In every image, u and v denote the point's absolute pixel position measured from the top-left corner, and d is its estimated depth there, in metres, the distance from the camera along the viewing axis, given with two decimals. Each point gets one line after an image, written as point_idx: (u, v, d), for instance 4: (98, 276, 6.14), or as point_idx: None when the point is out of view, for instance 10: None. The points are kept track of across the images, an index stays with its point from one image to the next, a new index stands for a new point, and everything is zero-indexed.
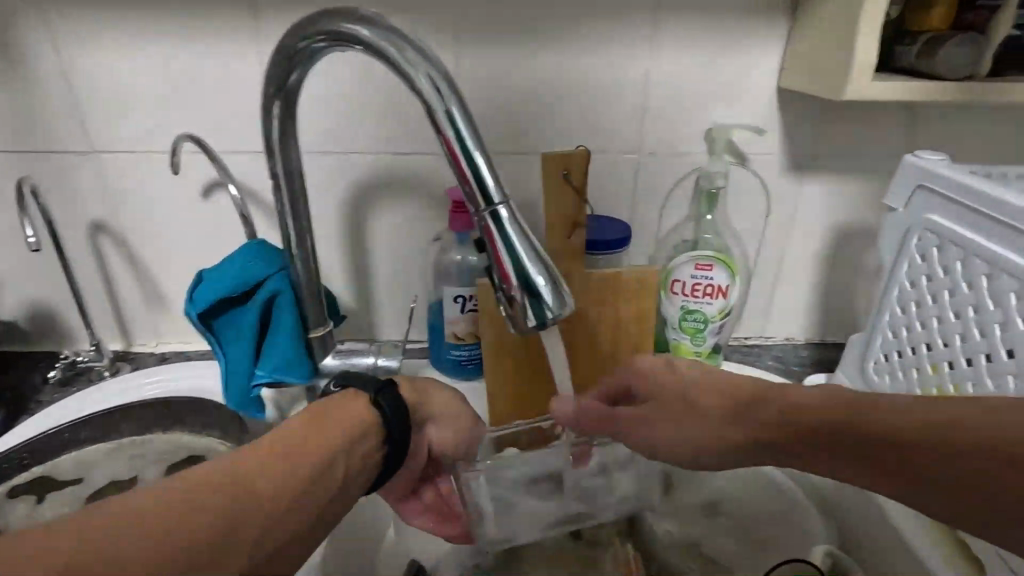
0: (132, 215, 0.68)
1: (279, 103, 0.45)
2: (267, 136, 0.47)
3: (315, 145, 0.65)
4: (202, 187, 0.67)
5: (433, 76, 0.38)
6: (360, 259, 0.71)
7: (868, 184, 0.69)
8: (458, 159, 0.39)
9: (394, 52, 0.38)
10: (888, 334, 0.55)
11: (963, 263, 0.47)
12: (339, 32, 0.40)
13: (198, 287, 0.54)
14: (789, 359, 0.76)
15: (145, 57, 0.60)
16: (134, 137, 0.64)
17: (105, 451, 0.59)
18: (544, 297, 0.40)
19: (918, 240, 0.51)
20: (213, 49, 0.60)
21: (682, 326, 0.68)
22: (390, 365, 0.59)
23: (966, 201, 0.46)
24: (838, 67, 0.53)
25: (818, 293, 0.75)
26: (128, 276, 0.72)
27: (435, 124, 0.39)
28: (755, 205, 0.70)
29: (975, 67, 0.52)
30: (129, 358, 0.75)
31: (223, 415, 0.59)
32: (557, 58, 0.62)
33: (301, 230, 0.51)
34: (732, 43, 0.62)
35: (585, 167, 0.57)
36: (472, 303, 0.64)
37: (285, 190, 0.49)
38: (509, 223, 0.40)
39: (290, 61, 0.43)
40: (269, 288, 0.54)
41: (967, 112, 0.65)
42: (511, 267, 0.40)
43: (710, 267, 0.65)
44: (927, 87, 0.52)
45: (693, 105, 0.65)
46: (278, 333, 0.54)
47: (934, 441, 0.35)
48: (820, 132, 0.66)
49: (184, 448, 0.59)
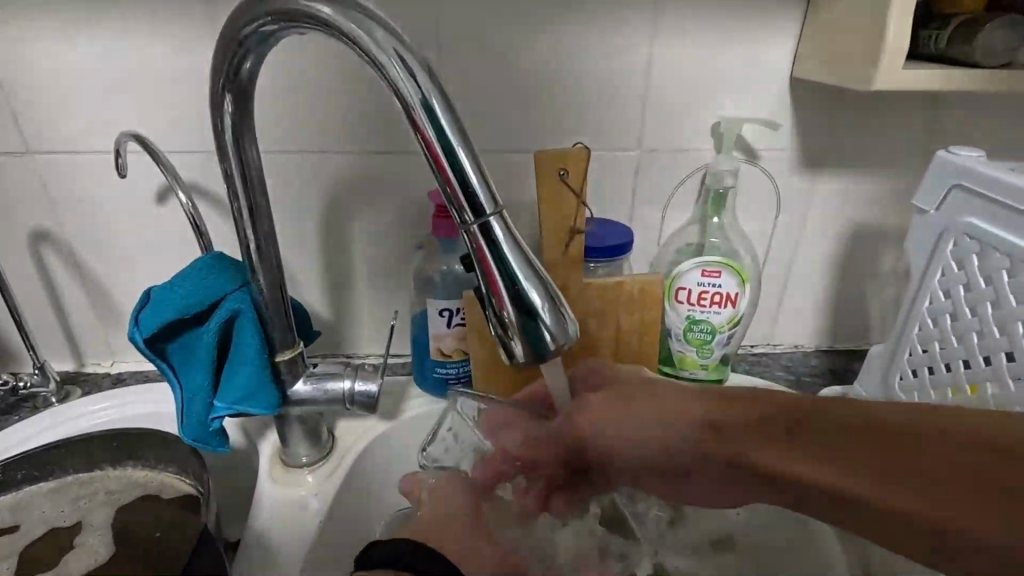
0: (77, 223, 0.61)
1: (230, 96, 0.39)
2: (217, 135, 0.40)
3: (281, 143, 0.58)
4: (156, 192, 0.60)
5: (409, 63, 0.33)
6: (335, 268, 0.64)
7: (884, 181, 0.64)
8: (441, 161, 0.33)
9: (363, 35, 0.32)
10: (916, 348, 0.50)
11: (1010, 273, 0.42)
12: (298, 11, 0.33)
13: (145, 307, 0.48)
14: (800, 368, 0.71)
15: (84, 45, 0.53)
16: (75, 136, 0.57)
17: (46, 490, 0.53)
18: (545, 323, 0.34)
19: (954, 245, 0.46)
20: (163, 36, 0.53)
21: (687, 337, 0.62)
22: (369, 391, 0.52)
23: (1014, 202, 0.41)
24: (862, 53, 0.48)
25: (829, 298, 0.70)
26: (75, 290, 0.65)
27: (413, 120, 0.33)
28: (764, 204, 0.64)
29: (1013, 54, 0.47)
30: (80, 381, 0.68)
31: (180, 450, 0.52)
32: (549, 46, 0.56)
33: (262, 242, 0.45)
34: (742, 29, 0.56)
35: (584, 167, 0.51)
36: (459, 317, 0.58)
37: (240, 195, 0.43)
38: (503, 236, 0.34)
39: (240, 46, 0.36)
40: (227, 307, 0.47)
41: (991, 104, 0.60)
42: (505, 289, 0.34)
43: (718, 274, 0.60)
44: (963, 75, 0.46)
45: (697, 98, 0.59)
46: (239, 356, 0.48)
47: (940, 455, 0.35)
48: (836, 125, 0.61)
49: (136, 487, 0.53)
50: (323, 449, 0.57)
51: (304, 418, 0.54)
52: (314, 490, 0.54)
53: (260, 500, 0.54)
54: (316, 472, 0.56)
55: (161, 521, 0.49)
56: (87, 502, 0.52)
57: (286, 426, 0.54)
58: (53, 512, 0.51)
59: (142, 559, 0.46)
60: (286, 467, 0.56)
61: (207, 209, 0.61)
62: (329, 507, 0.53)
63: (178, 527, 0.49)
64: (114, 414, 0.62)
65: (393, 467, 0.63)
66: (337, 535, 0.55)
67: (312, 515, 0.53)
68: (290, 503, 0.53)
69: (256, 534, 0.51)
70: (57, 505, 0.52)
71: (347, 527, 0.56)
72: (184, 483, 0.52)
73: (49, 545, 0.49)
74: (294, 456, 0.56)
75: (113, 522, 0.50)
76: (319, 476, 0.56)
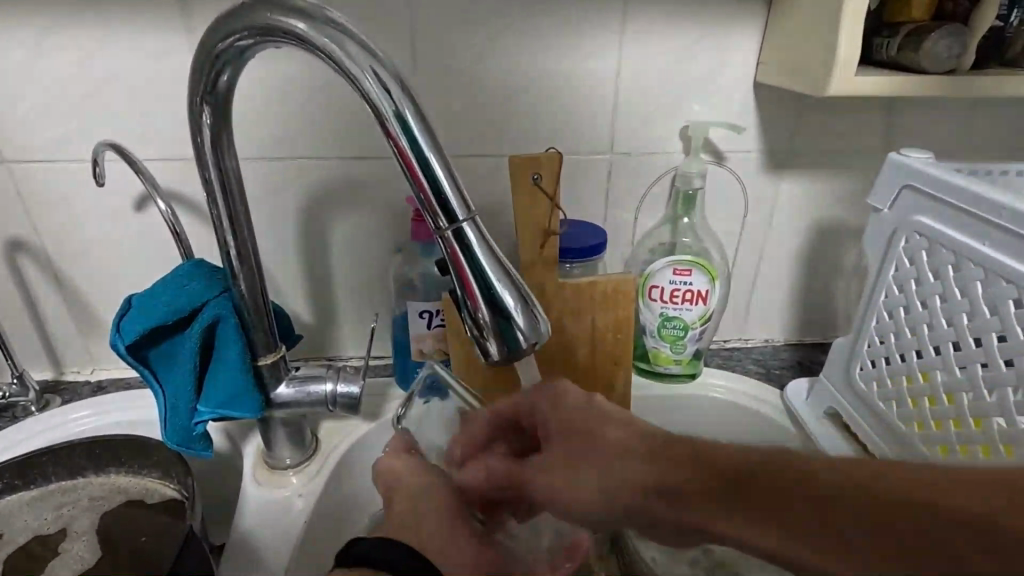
0: (55, 231, 0.61)
1: (208, 108, 0.40)
2: (196, 145, 0.41)
3: (259, 150, 0.59)
4: (134, 199, 0.60)
5: (383, 75, 0.34)
6: (316, 273, 0.65)
7: (846, 180, 0.66)
8: (415, 170, 0.35)
9: (338, 50, 0.34)
10: (874, 340, 0.53)
11: (955, 267, 0.45)
12: (274, 26, 0.35)
13: (127, 314, 0.48)
14: (771, 361, 0.73)
15: (59, 53, 0.54)
16: (51, 145, 0.57)
17: (28, 499, 0.53)
18: (516, 322, 0.36)
19: (905, 242, 0.49)
20: (140, 44, 0.54)
21: (661, 333, 0.64)
22: (351, 391, 0.53)
23: (957, 201, 0.44)
24: (818, 61, 0.50)
25: (797, 294, 0.73)
26: (53, 298, 0.65)
27: (388, 131, 0.35)
28: (732, 204, 0.67)
29: (959, 58, 0.50)
30: (60, 389, 0.68)
31: (163, 454, 0.52)
32: (522, 53, 0.58)
33: (243, 248, 0.46)
34: (707, 36, 0.58)
35: (556, 170, 0.52)
36: (439, 318, 0.60)
37: (219, 202, 0.43)
38: (475, 239, 0.35)
39: (218, 59, 0.37)
40: (210, 312, 0.48)
41: (942, 108, 0.63)
42: (477, 290, 0.36)
43: (689, 272, 0.61)
44: (911, 80, 0.49)
45: (666, 102, 0.61)
46: (222, 359, 0.49)
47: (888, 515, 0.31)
48: (798, 128, 0.63)
49: (121, 493, 0.53)
50: (307, 451, 0.58)
51: (287, 421, 0.55)
52: (299, 491, 0.55)
53: (245, 501, 0.54)
54: (300, 473, 0.57)
55: (146, 526, 0.50)
56: (71, 509, 0.52)
57: (270, 429, 0.55)
58: (36, 521, 0.51)
59: (129, 562, 0.47)
60: (270, 470, 0.57)
61: (186, 216, 0.61)
62: (313, 507, 0.54)
63: (163, 532, 0.49)
64: (96, 422, 0.62)
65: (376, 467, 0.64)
66: (322, 534, 0.56)
67: (296, 516, 0.53)
68: (276, 504, 0.54)
69: (241, 536, 0.52)
70: (40, 513, 0.52)
71: (332, 527, 0.57)
72: (170, 488, 0.53)
73: (34, 553, 0.49)
74: (278, 458, 0.57)
75: (97, 529, 0.51)
76: (303, 477, 0.57)
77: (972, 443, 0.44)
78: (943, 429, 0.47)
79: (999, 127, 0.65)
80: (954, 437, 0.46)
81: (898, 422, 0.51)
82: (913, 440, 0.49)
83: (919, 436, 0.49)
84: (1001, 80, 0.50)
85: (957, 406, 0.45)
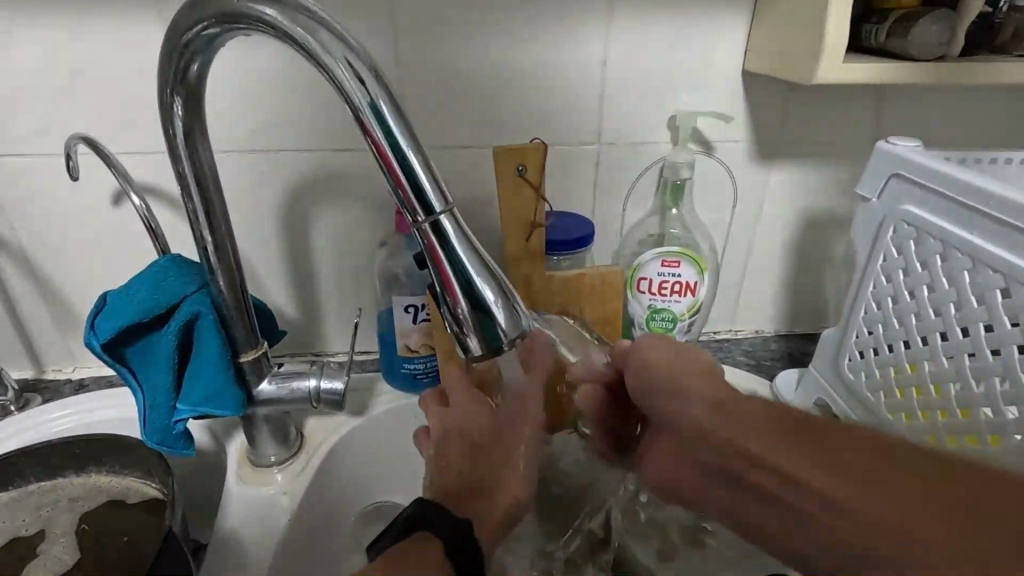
0: (29, 228, 0.60)
1: (179, 99, 0.39)
2: (168, 137, 0.40)
3: (238, 143, 0.58)
4: (110, 193, 0.59)
5: (355, 62, 0.33)
6: (300, 267, 0.64)
7: (833, 170, 0.66)
8: (389, 160, 0.34)
9: (306, 35, 0.33)
10: (862, 331, 0.53)
11: (942, 258, 0.44)
12: (241, 13, 0.33)
13: (100, 312, 0.47)
14: (761, 353, 0.73)
15: (29, 44, 0.52)
16: (23, 139, 0.56)
17: (6, 500, 0.52)
18: (495, 316, 0.35)
19: (894, 232, 0.48)
20: (110, 33, 0.52)
21: (650, 326, 0.64)
22: (335, 388, 0.52)
23: (945, 191, 0.43)
24: (804, 48, 0.50)
25: (787, 284, 0.73)
26: (30, 295, 0.63)
27: (362, 122, 0.34)
28: (721, 195, 0.66)
29: (946, 47, 0.49)
30: (40, 388, 0.66)
31: (142, 454, 0.51)
32: (507, 42, 0.57)
33: (219, 242, 0.45)
34: (694, 24, 0.57)
35: (541, 161, 0.51)
36: (425, 312, 0.59)
37: (194, 195, 0.42)
38: (452, 231, 0.35)
39: (187, 49, 0.36)
40: (186, 309, 0.47)
41: (929, 97, 0.63)
42: (457, 284, 0.35)
43: (677, 264, 0.61)
44: (897, 67, 0.48)
45: (654, 89, 0.60)
46: (201, 357, 0.48)
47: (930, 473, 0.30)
48: (786, 116, 0.62)
49: (101, 493, 0.52)
50: (292, 448, 0.57)
51: (271, 417, 0.54)
52: (284, 488, 0.55)
53: (227, 499, 0.54)
54: (285, 470, 0.56)
55: (127, 526, 0.49)
56: (51, 510, 0.51)
57: (253, 426, 0.54)
58: (14, 523, 0.51)
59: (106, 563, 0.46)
60: (255, 467, 0.56)
61: (164, 210, 0.60)
62: (297, 504, 0.54)
63: (143, 533, 0.49)
64: (77, 421, 0.61)
65: (363, 463, 0.63)
66: (307, 530, 0.55)
67: (281, 513, 0.53)
68: (260, 501, 0.54)
69: (223, 535, 0.51)
70: (18, 515, 0.51)
71: (317, 524, 0.56)
72: (151, 487, 0.52)
73: (12, 554, 0.48)
74: (263, 455, 0.56)
75: (76, 529, 0.50)
76: (288, 474, 0.56)
77: (959, 434, 0.44)
78: (929, 420, 0.46)
79: (986, 115, 0.65)
80: (940, 427, 0.46)
81: (884, 412, 0.51)
82: (899, 431, 0.49)
83: (905, 427, 0.49)
84: (989, 66, 0.49)
85: (944, 397, 0.45)
